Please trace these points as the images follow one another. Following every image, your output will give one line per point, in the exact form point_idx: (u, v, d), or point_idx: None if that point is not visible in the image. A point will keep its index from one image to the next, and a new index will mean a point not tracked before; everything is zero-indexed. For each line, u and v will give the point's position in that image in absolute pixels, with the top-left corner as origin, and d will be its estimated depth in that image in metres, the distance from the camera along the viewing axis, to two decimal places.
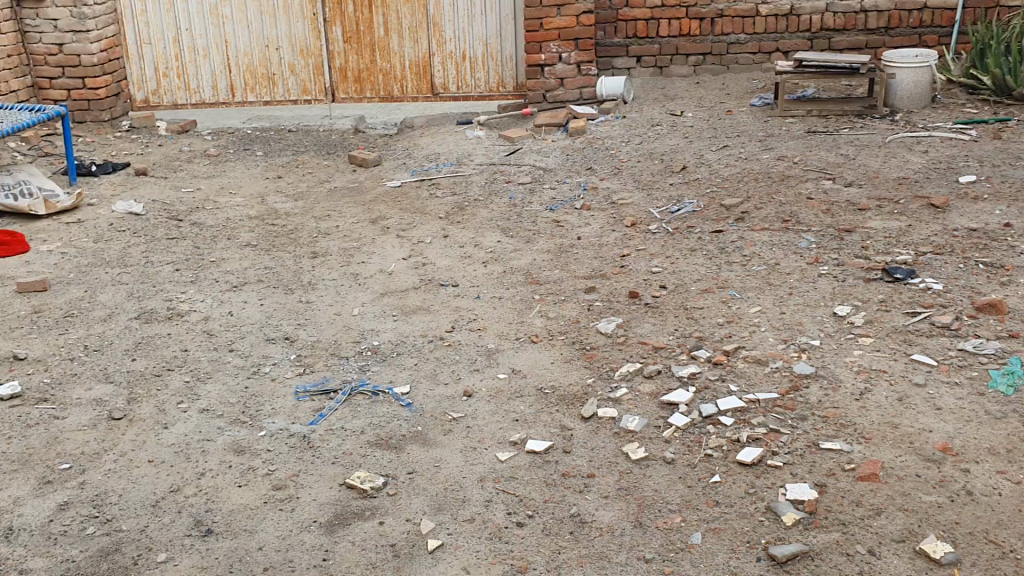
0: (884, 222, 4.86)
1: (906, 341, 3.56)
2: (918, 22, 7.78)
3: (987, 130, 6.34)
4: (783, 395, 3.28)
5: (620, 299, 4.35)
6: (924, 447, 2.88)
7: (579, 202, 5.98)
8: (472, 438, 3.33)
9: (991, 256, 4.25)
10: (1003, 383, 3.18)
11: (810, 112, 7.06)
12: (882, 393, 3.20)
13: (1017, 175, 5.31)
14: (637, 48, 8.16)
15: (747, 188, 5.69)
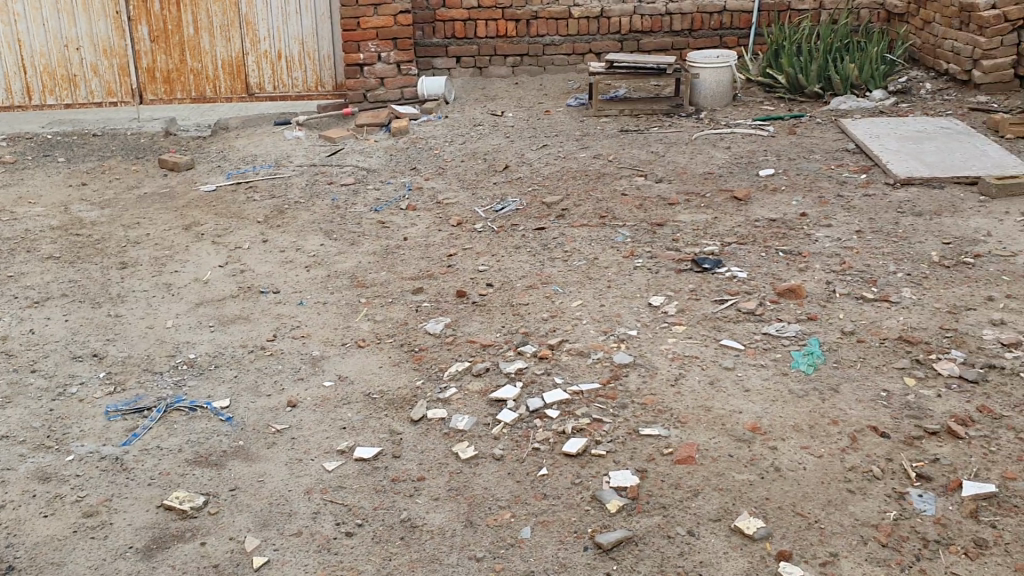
0: (693, 215, 5.09)
1: (716, 327, 3.74)
2: (719, 24, 8.20)
3: (783, 126, 6.75)
4: (605, 385, 3.37)
5: (447, 299, 4.34)
6: (735, 428, 3.03)
7: (404, 202, 5.94)
8: (298, 449, 3.25)
9: (789, 244, 4.53)
10: (804, 363, 3.39)
11: (622, 112, 7.31)
12: (695, 378, 3.35)
13: (812, 167, 5.68)
14: (456, 48, 8.22)
15: (566, 186, 5.83)
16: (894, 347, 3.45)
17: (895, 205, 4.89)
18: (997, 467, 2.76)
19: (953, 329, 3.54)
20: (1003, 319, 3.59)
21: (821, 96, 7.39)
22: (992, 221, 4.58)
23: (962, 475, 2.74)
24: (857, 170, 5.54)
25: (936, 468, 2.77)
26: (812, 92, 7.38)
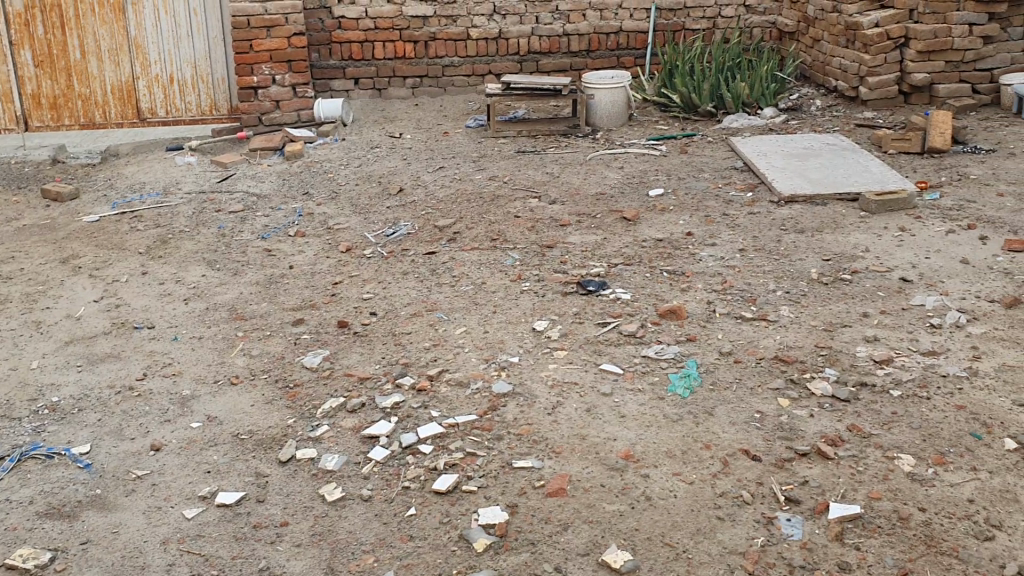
0: (583, 237, 5.05)
1: (597, 351, 3.69)
2: (616, 45, 8.25)
3: (675, 145, 6.81)
4: (481, 416, 3.25)
5: (328, 330, 4.16)
6: (609, 456, 2.97)
7: (293, 228, 5.76)
8: (158, 496, 3.08)
9: (674, 264, 4.53)
10: (680, 386, 3.36)
11: (520, 133, 7.26)
12: (572, 406, 3.28)
13: (700, 186, 5.73)
14: (353, 70, 8.11)
15: (459, 208, 5.71)
16: (769, 367, 3.45)
17: (778, 223, 4.94)
18: (863, 487, 2.76)
19: (827, 347, 3.56)
20: (876, 335, 3.62)
21: (714, 115, 7.43)
22: (871, 236, 4.65)
23: (829, 497, 2.73)
24: (744, 188, 5.60)
25: (805, 491, 2.76)
26: (705, 111, 7.42)
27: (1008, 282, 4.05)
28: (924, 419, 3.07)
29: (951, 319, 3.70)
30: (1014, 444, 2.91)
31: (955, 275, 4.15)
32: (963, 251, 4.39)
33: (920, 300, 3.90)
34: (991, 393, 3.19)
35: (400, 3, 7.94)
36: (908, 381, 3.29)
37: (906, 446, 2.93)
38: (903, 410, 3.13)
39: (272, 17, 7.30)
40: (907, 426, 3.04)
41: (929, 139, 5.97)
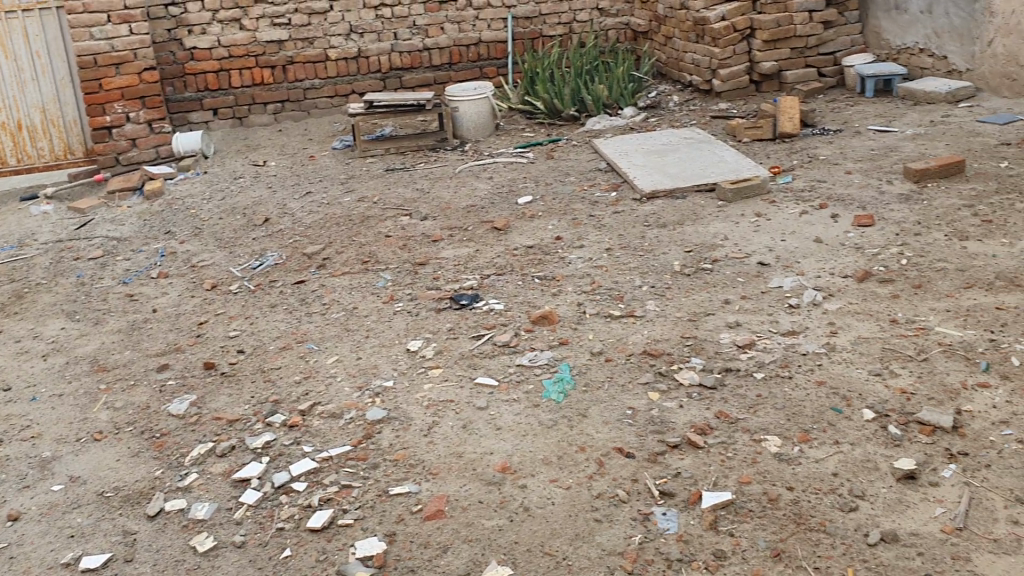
0: (455, 250, 5.01)
1: (471, 365, 3.64)
2: (477, 56, 8.26)
3: (541, 151, 6.86)
4: (356, 446, 3.18)
5: (195, 373, 4.02)
6: (486, 471, 2.95)
7: (156, 270, 5.55)
8: (17, 569, 2.90)
9: (544, 270, 4.54)
10: (555, 392, 3.36)
11: (387, 151, 7.16)
12: (448, 424, 3.24)
13: (567, 191, 5.78)
14: (211, 100, 7.88)
15: (329, 233, 5.58)
16: (639, 362, 3.49)
17: (642, 219, 5.03)
18: (734, 473, 2.81)
19: (694, 337, 3.62)
20: (739, 321, 3.71)
21: (577, 119, 7.51)
22: (730, 225, 4.77)
23: (701, 486, 2.77)
24: (609, 188, 5.68)
25: (678, 483, 2.79)
26: (569, 115, 7.50)
27: (860, 256, 4.21)
28: (787, 398, 3.15)
29: (809, 298, 3.82)
30: (872, 414, 3.02)
31: (810, 254, 4.29)
32: (817, 231, 4.55)
33: (778, 282, 4.01)
34: (849, 365, 3.31)
35: (253, 29, 7.78)
36: (770, 363, 3.37)
37: (772, 428, 3.00)
38: (767, 392, 3.20)
39: (120, 54, 7.06)
40: (772, 407, 3.11)
41: (779, 125, 6.16)
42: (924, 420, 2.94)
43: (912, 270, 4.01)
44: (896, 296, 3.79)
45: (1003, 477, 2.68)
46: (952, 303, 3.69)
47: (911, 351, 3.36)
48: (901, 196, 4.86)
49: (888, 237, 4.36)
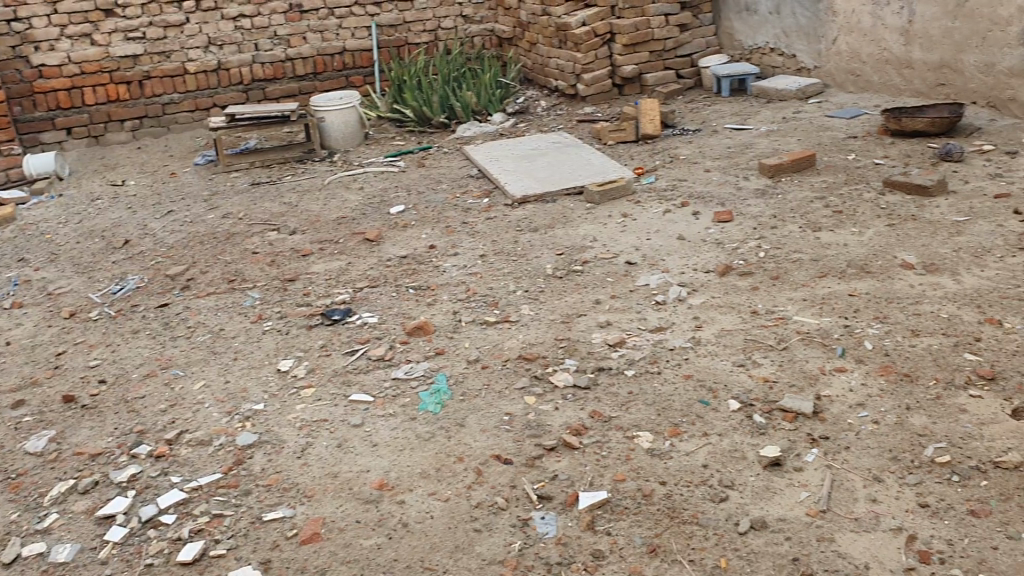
0: (326, 264, 4.92)
1: (345, 381, 3.58)
2: (342, 65, 8.16)
3: (412, 159, 6.82)
4: (227, 473, 3.08)
5: (52, 408, 3.81)
6: (363, 490, 2.90)
7: (8, 300, 5.23)
8: None
9: (417, 280, 4.51)
10: (431, 403, 3.33)
11: (253, 164, 6.98)
12: (322, 444, 3.17)
13: (439, 199, 5.76)
14: (64, 119, 7.51)
15: (194, 253, 5.40)
16: (514, 368, 3.50)
17: (514, 224, 5.06)
18: (608, 471, 2.85)
19: (566, 339, 3.66)
20: (609, 320, 3.77)
21: (447, 126, 7.49)
22: (598, 226, 4.84)
23: (578, 487, 2.79)
24: (481, 195, 5.69)
25: (555, 485, 2.81)
26: (439, 123, 7.46)
27: (721, 251, 4.34)
28: (657, 393, 3.21)
29: (674, 294, 3.91)
30: (738, 404, 3.11)
31: (674, 252, 4.39)
32: (680, 228, 4.67)
33: (645, 280, 4.09)
34: (714, 357, 3.41)
35: (105, 44, 7.48)
36: (640, 359, 3.44)
37: (643, 424, 3.06)
38: (638, 389, 3.26)
39: None
40: (643, 403, 3.17)
41: (641, 127, 6.30)
42: (786, 407, 3.05)
43: (770, 262, 4.16)
44: (756, 288, 3.93)
45: (861, 457, 2.81)
46: (808, 291, 3.85)
47: (772, 340, 3.49)
48: (758, 191, 5.04)
49: (748, 231, 4.52)
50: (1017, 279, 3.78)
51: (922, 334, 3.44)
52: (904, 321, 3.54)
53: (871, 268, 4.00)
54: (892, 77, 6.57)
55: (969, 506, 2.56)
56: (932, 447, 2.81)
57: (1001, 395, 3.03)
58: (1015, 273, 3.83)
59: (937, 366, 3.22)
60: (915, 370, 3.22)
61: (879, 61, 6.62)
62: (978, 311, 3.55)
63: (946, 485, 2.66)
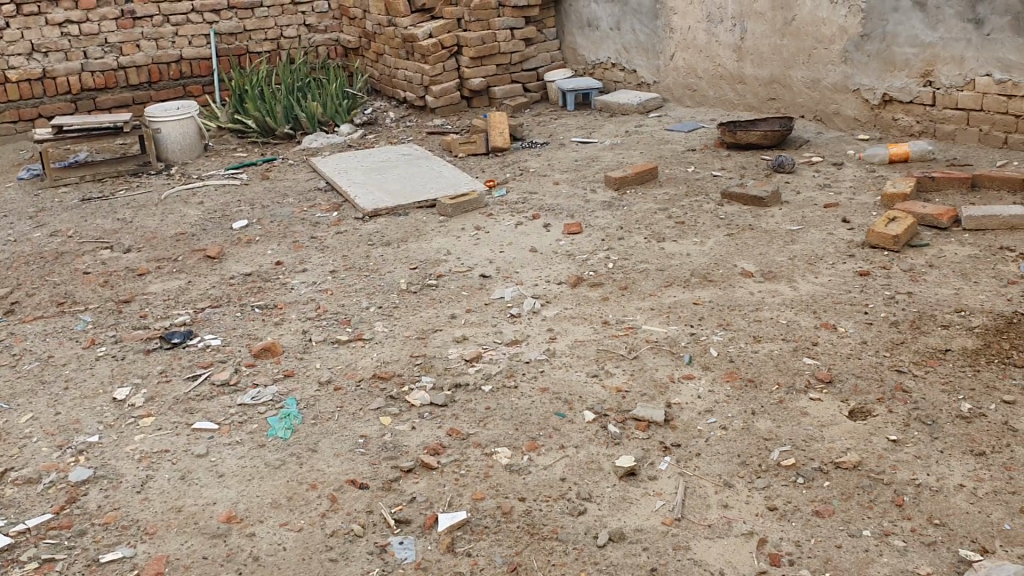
0: (164, 284, 4.67)
1: (188, 409, 3.39)
2: (179, 74, 7.81)
3: (256, 172, 6.60)
4: (58, 513, 2.85)
5: None
6: (209, 524, 2.75)
7: None
8: None
9: (264, 298, 4.35)
10: (281, 428, 3.21)
11: (83, 178, 6.57)
12: (164, 477, 2.99)
13: (285, 213, 5.59)
14: None
15: (17, 274, 5.02)
16: (368, 388, 3.42)
17: (365, 239, 4.96)
18: (467, 490, 2.81)
19: (421, 356, 3.60)
20: (465, 335, 3.73)
21: (292, 136, 7.27)
22: (451, 239, 4.81)
23: (436, 509, 2.74)
24: (329, 208, 5.56)
25: (413, 508, 2.74)
26: (283, 133, 7.25)
27: (572, 263, 4.38)
28: (514, 408, 3.20)
29: (528, 307, 3.92)
30: (593, 415, 3.13)
31: (527, 264, 4.40)
32: (531, 241, 4.69)
33: (500, 293, 4.08)
34: (568, 369, 3.42)
35: None
36: (497, 374, 3.42)
37: (501, 439, 3.03)
38: (495, 403, 3.24)
39: None
40: (500, 418, 3.15)
41: (490, 140, 6.32)
42: (639, 416, 3.09)
43: (618, 273, 4.23)
44: (606, 298, 3.98)
45: (712, 464, 2.88)
46: (655, 301, 3.94)
47: (623, 350, 3.54)
48: (605, 203, 5.13)
49: (596, 243, 4.59)
50: (848, 285, 3.98)
51: (764, 339, 3.57)
52: (747, 327, 3.67)
53: (714, 277, 4.13)
54: (726, 92, 6.86)
55: (814, 506, 2.66)
56: (777, 450, 2.91)
57: (838, 397, 3.17)
58: (845, 280, 4.04)
59: (779, 370, 3.35)
60: (759, 375, 3.33)
61: (714, 76, 6.90)
62: (813, 317, 3.72)
63: (792, 487, 2.75)
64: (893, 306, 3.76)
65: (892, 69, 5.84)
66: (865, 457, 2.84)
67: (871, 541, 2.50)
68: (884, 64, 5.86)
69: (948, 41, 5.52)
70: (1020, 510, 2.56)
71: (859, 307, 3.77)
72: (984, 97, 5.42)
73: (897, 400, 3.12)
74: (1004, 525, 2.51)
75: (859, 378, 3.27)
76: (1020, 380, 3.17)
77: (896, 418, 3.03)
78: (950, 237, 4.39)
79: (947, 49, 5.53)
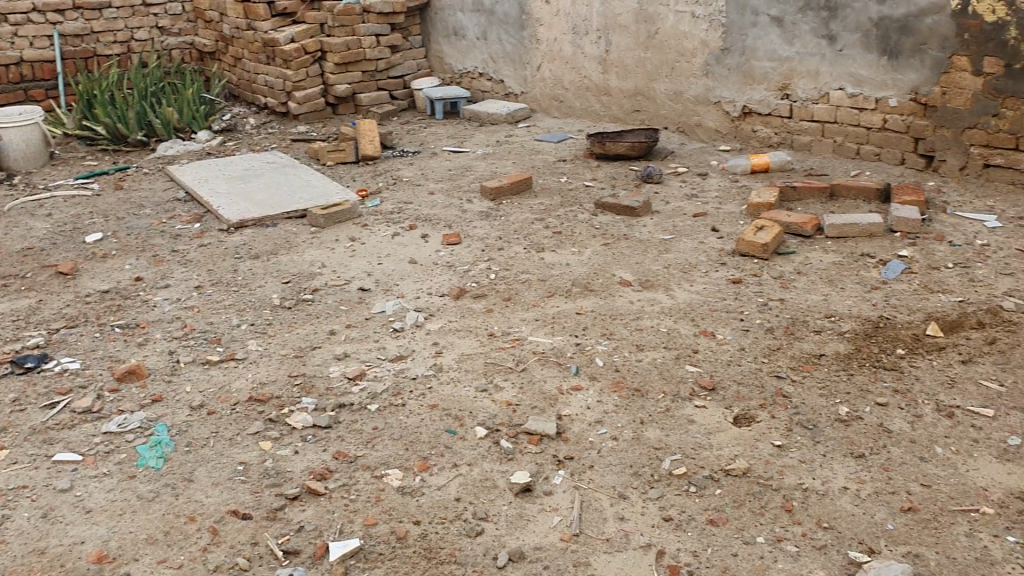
0: (12, 303, 4.33)
1: (46, 440, 3.13)
2: (19, 77, 7.29)
3: (108, 181, 6.23)
4: None
5: None
6: (78, 565, 2.53)
7: None
8: None
9: (124, 317, 4.08)
10: (151, 458, 3.00)
11: None
12: (23, 516, 2.74)
13: (142, 225, 5.29)
14: None
15: None
16: (245, 411, 3.25)
17: (231, 252, 4.75)
18: (358, 516, 2.70)
19: (301, 375, 3.45)
20: (346, 352, 3.61)
21: (146, 143, 6.92)
22: (325, 251, 4.67)
23: (327, 537, 2.61)
24: (191, 219, 5.30)
25: (302, 538, 2.61)
26: (136, 140, 6.89)
27: (452, 274, 4.31)
28: (403, 427, 3.11)
29: (411, 320, 3.83)
30: (484, 431, 3.07)
31: (407, 276, 4.31)
32: (410, 252, 4.59)
33: (381, 307, 3.97)
34: (456, 385, 3.35)
35: None
36: (382, 393, 3.31)
37: (391, 461, 2.94)
38: (382, 423, 3.13)
39: None
40: (388, 439, 3.05)
41: (360, 148, 6.19)
42: (531, 430, 3.05)
43: (500, 284, 4.19)
44: (490, 310, 3.93)
45: (606, 476, 2.87)
46: (539, 311, 3.92)
47: (511, 362, 3.50)
48: (482, 213, 5.09)
49: (476, 254, 4.53)
50: (723, 292, 4.08)
51: (647, 348, 3.59)
52: (629, 336, 3.69)
53: (594, 287, 4.14)
54: (593, 103, 6.95)
55: (707, 515, 2.68)
56: (668, 460, 2.92)
57: (722, 404, 3.22)
58: (720, 287, 4.13)
59: (663, 379, 3.38)
60: (645, 384, 3.35)
61: (580, 87, 6.98)
62: (692, 325, 3.78)
63: (685, 496, 2.77)
64: (767, 312, 3.87)
65: (750, 82, 6.04)
66: (753, 463, 2.89)
67: (765, 548, 2.54)
68: (743, 77, 6.06)
69: (803, 56, 5.74)
70: (900, 510, 2.65)
71: (735, 314, 3.86)
72: (837, 110, 5.67)
73: (778, 406, 3.20)
74: (888, 525, 2.60)
75: (741, 384, 3.33)
76: (890, 382, 3.30)
77: (779, 423, 3.10)
78: (813, 244, 4.56)
79: (803, 63, 5.76)
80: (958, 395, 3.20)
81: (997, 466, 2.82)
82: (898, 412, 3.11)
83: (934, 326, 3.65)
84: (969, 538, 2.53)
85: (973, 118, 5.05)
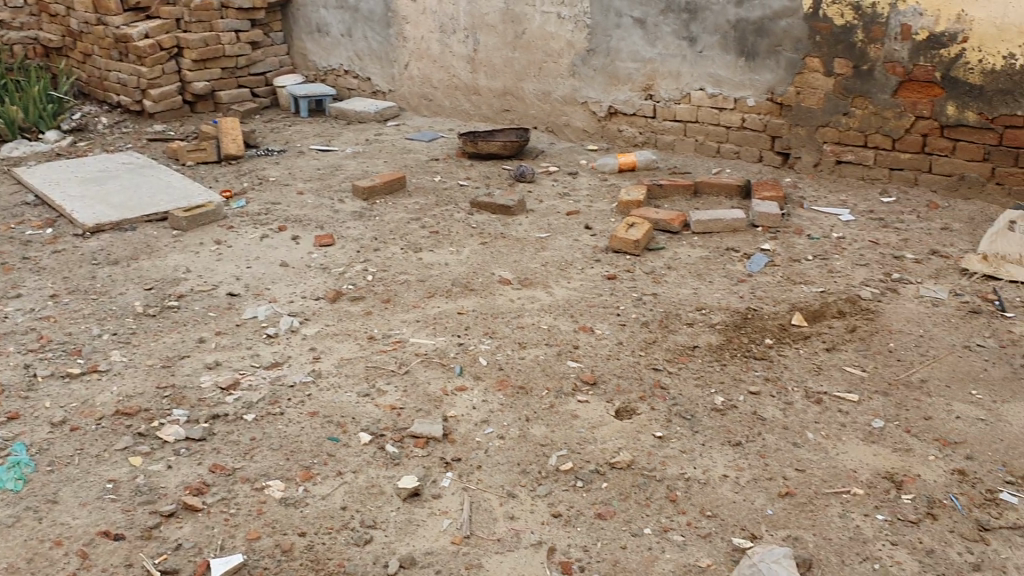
0: None
1: None
2: None
3: None
4: None
5: None
6: None
7: None
8: None
9: None
10: (9, 480, 2.80)
11: None
12: None
13: None
14: None
15: None
16: (111, 426, 3.08)
17: (87, 258, 4.50)
18: (240, 530, 2.59)
19: (170, 386, 3.30)
20: (218, 360, 3.47)
21: None
22: (190, 255, 4.48)
23: (207, 554, 2.51)
24: (41, 224, 5.00)
25: (180, 557, 2.50)
26: None
27: (327, 276, 4.22)
28: (283, 436, 3.01)
29: (286, 325, 3.72)
30: (368, 436, 3.01)
31: (279, 279, 4.19)
32: (281, 255, 4.46)
33: (253, 312, 3.84)
34: (337, 391, 3.27)
35: None
36: (259, 402, 3.20)
37: (271, 471, 2.84)
38: (260, 433, 3.03)
39: None
40: (268, 449, 2.95)
41: (223, 148, 5.98)
42: (416, 433, 3.01)
43: (377, 285, 4.12)
44: (368, 312, 3.86)
45: (493, 475, 2.86)
46: (420, 312, 3.88)
47: (393, 365, 3.44)
48: (355, 213, 5.00)
49: (351, 255, 4.45)
50: (598, 288, 4.14)
51: (528, 345, 3.61)
52: (510, 335, 3.69)
53: (474, 286, 4.13)
54: (462, 102, 6.94)
55: (595, 510, 2.71)
56: (554, 456, 2.94)
57: (604, 398, 3.26)
58: (596, 283, 4.19)
59: (546, 375, 3.40)
60: (528, 382, 3.36)
61: (448, 87, 6.96)
62: (571, 321, 3.82)
63: (572, 492, 2.79)
64: (642, 307, 3.94)
65: (615, 83, 6.15)
66: (636, 456, 2.94)
67: (653, 539, 2.59)
68: (609, 78, 6.17)
69: (665, 57, 5.88)
70: (778, 494, 2.75)
71: (612, 310, 3.91)
72: (698, 109, 5.85)
73: (657, 398, 3.26)
74: (767, 510, 2.69)
75: (620, 378, 3.39)
76: (761, 371, 3.42)
77: (659, 415, 3.16)
78: (682, 240, 4.68)
79: (665, 64, 5.90)
80: (824, 381, 3.35)
81: (863, 448, 2.96)
82: (771, 400, 3.23)
83: (799, 316, 3.81)
84: (842, 519, 2.65)
85: (825, 116, 5.31)
